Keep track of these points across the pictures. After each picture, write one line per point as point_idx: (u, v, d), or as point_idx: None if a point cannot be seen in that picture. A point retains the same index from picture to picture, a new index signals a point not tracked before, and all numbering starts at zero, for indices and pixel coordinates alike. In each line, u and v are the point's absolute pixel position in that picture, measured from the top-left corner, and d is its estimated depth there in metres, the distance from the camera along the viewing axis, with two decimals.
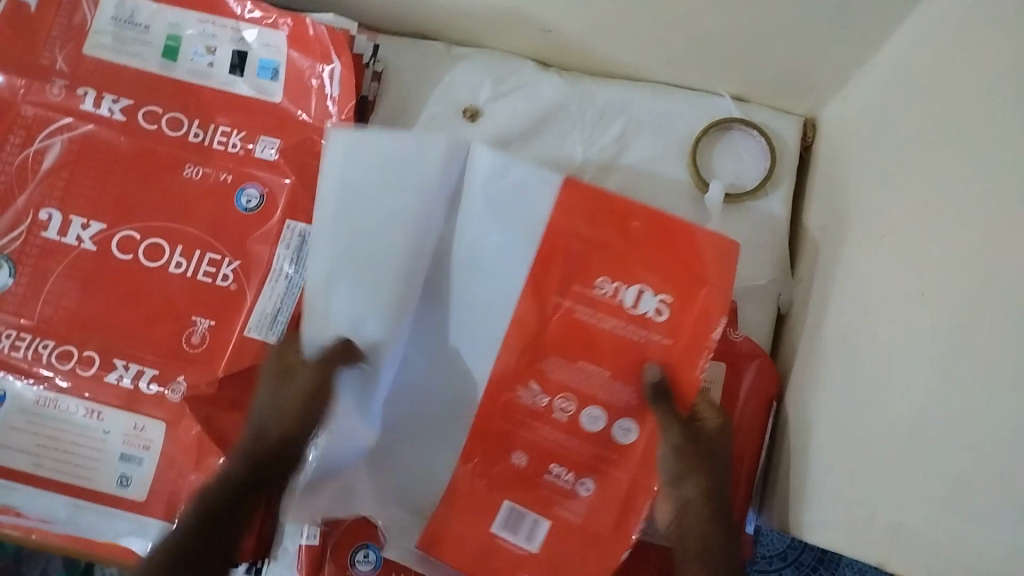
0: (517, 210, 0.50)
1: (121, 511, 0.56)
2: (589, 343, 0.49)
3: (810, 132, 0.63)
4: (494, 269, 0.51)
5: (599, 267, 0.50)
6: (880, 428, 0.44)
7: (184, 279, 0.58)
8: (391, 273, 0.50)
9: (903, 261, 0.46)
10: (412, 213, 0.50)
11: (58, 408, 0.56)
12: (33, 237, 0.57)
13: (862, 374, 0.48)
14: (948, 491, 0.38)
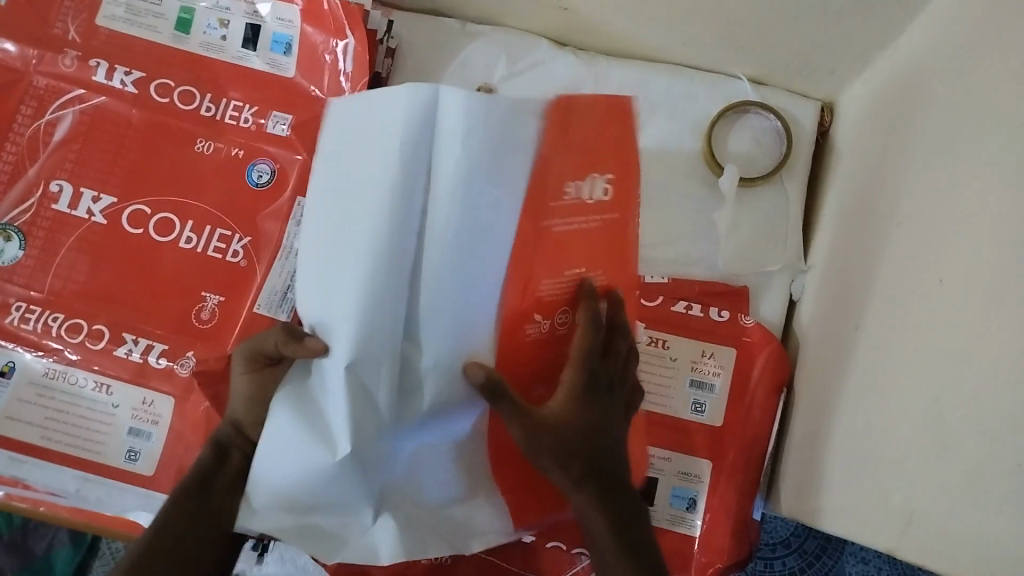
0: (506, 159, 0.40)
1: (130, 484, 0.56)
2: (571, 253, 0.43)
3: (828, 116, 0.62)
4: (490, 242, 0.40)
5: (565, 171, 0.41)
6: (894, 415, 0.44)
7: (194, 254, 0.58)
8: (365, 255, 0.39)
9: (920, 249, 0.46)
10: (388, 180, 0.39)
11: (67, 381, 0.56)
12: (44, 209, 0.57)
13: (877, 361, 0.47)
14: (958, 481, 0.38)
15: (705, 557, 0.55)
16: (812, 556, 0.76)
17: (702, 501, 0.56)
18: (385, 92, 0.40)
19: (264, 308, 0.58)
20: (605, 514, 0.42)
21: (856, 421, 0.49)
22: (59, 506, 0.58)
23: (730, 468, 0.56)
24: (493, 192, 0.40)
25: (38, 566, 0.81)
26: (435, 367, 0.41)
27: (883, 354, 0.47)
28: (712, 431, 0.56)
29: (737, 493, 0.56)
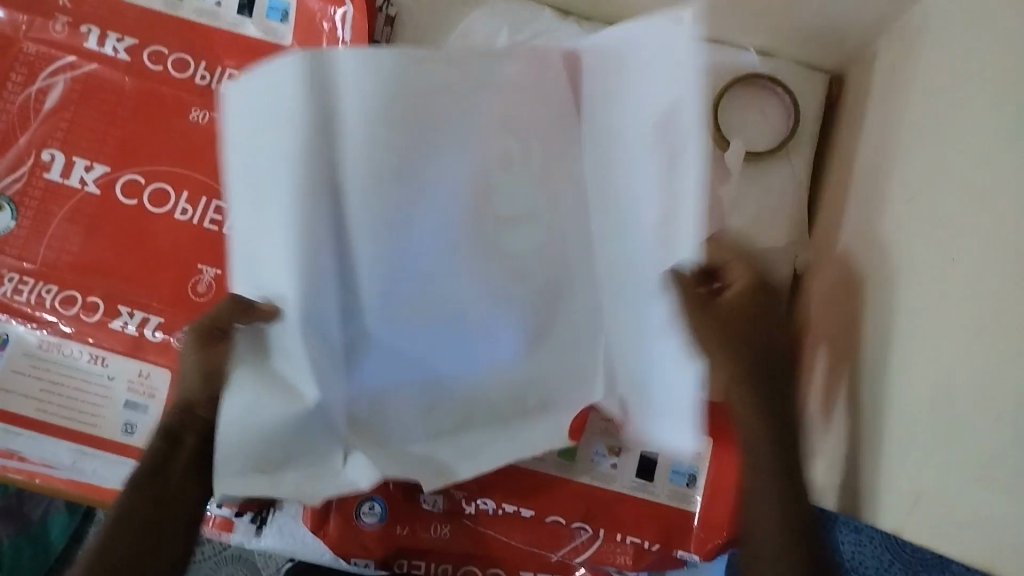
0: (418, 126, 0.46)
1: (126, 459, 0.55)
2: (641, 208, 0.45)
3: (834, 88, 0.61)
4: (418, 205, 0.46)
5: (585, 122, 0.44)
6: (900, 398, 0.43)
7: (189, 227, 0.57)
8: (286, 237, 0.44)
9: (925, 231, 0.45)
10: (295, 172, 0.44)
11: (62, 353, 0.55)
12: (36, 179, 0.56)
13: (882, 341, 0.47)
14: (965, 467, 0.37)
15: (705, 532, 0.55)
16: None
17: (702, 476, 0.56)
18: (276, 72, 0.44)
19: None
20: (778, 438, 0.44)
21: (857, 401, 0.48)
22: (54, 478, 0.56)
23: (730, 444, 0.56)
24: (385, 150, 0.45)
25: (34, 532, 0.83)
26: (377, 305, 0.47)
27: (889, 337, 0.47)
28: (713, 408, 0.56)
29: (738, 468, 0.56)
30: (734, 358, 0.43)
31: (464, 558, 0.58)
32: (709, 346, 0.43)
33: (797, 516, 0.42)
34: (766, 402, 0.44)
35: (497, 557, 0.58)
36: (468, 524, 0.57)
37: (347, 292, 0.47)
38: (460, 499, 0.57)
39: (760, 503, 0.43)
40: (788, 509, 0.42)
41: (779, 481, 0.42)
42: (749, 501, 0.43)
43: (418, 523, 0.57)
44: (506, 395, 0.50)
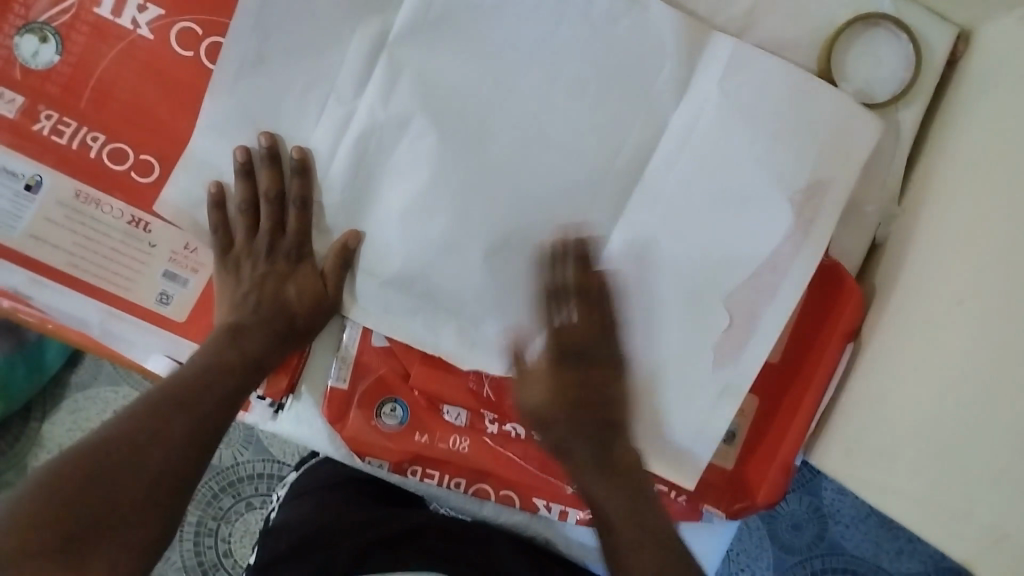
0: (433, 19, 0.53)
1: (160, 328, 0.57)
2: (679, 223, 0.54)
3: (961, 46, 0.55)
4: (441, 77, 0.54)
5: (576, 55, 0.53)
6: (988, 420, 0.41)
7: (207, 70, 0.54)
8: (295, 82, 0.54)
9: (998, 227, 0.45)
10: (314, 36, 0.53)
11: (98, 208, 0.55)
12: (86, 12, 0.54)
13: (976, 351, 0.43)
14: (1010, 488, 0.38)
15: (737, 493, 0.58)
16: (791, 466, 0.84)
17: (741, 436, 0.58)
18: None
19: (344, 179, 0.55)
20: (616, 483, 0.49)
21: (908, 401, 0.47)
22: (68, 327, 0.56)
23: (773, 410, 0.57)
24: (431, 47, 0.53)
25: (31, 354, 0.87)
26: (376, 202, 0.55)
27: (933, 329, 0.47)
28: (767, 379, 0.57)
29: (785, 432, 0.56)
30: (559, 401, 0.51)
31: (480, 475, 0.59)
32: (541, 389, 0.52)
33: (655, 528, 0.48)
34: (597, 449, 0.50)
35: (511, 480, 0.59)
36: (487, 443, 0.58)
37: (377, 195, 0.55)
38: (486, 417, 0.58)
39: (609, 479, 0.49)
40: (631, 507, 0.48)
41: (631, 494, 0.49)
42: (605, 490, 0.49)
43: (438, 432, 0.58)
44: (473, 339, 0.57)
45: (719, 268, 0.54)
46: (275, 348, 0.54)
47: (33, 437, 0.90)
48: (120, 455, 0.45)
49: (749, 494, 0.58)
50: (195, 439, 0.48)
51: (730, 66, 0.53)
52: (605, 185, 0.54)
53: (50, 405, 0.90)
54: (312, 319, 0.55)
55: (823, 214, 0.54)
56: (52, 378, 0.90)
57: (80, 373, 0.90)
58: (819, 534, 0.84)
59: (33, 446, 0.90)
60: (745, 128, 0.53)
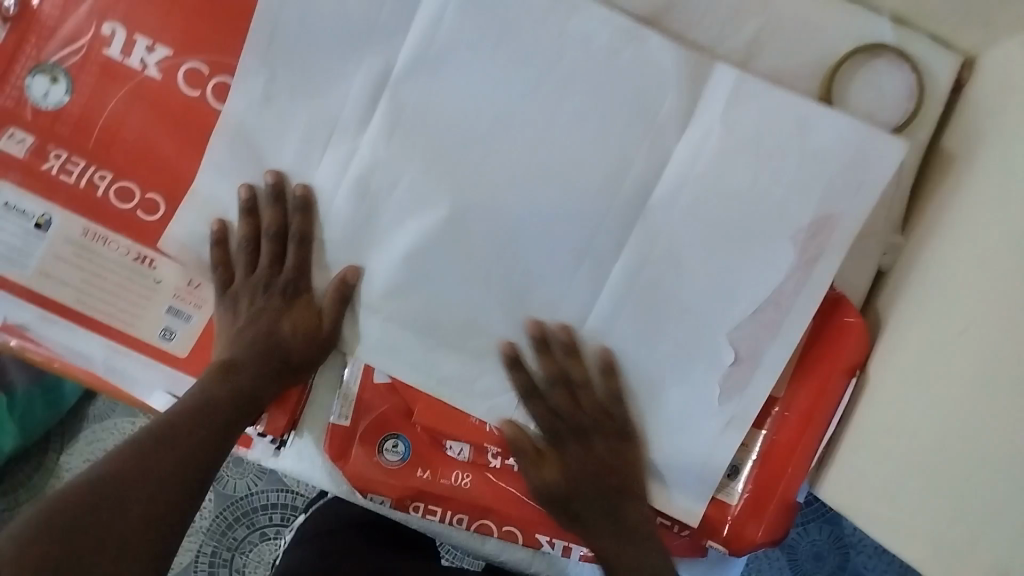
0: (434, 54, 0.53)
1: (163, 363, 0.57)
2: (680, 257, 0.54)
3: (966, 73, 0.54)
4: (442, 112, 0.54)
5: (577, 88, 0.53)
6: (992, 460, 0.40)
7: (211, 109, 0.55)
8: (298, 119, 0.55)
9: (1002, 261, 0.44)
10: (317, 73, 0.54)
11: (105, 245, 0.56)
12: (96, 53, 0.55)
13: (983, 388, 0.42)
14: (1019, 534, 0.38)
15: (739, 528, 0.56)
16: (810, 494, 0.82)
17: (745, 473, 0.56)
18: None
19: (346, 216, 0.55)
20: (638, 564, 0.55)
21: (912, 439, 0.47)
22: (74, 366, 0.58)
23: (780, 446, 0.55)
24: (432, 82, 0.54)
25: (47, 385, 0.88)
26: (377, 237, 0.55)
27: (938, 366, 0.47)
28: (777, 414, 0.56)
29: (787, 466, 0.55)
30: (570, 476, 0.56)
31: (481, 511, 0.59)
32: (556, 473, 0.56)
33: None
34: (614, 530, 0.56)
35: (513, 516, 0.58)
36: (487, 479, 0.58)
37: (379, 230, 0.55)
38: (489, 452, 0.58)
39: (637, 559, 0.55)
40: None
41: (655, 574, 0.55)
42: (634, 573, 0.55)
43: (439, 467, 0.58)
44: (476, 372, 0.56)
45: (720, 301, 0.54)
46: (270, 385, 0.55)
47: (51, 468, 0.90)
48: (115, 491, 0.46)
49: (747, 531, 0.56)
50: (184, 475, 0.49)
51: (729, 98, 0.53)
52: (606, 217, 0.54)
53: (67, 436, 0.90)
54: (308, 356, 0.55)
55: (832, 247, 0.53)
56: (70, 409, 0.91)
57: (97, 405, 0.90)
58: (840, 565, 0.82)
59: (51, 477, 0.90)
60: (744, 160, 0.53)
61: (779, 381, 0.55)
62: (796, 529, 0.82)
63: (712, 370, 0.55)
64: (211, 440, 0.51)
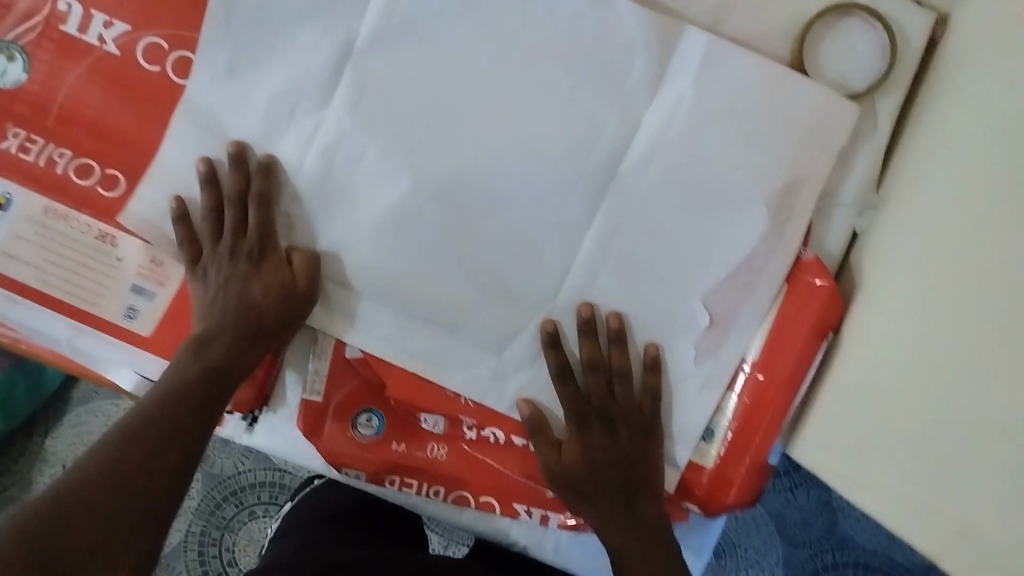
0: (398, 23, 0.52)
1: (127, 342, 0.56)
2: (652, 222, 0.54)
3: (941, 28, 0.53)
4: (407, 80, 0.53)
5: (544, 54, 0.52)
6: (964, 422, 0.41)
7: (170, 84, 0.54)
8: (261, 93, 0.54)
9: (978, 222, 0.44)
10: (280, 44, 0.53)
11: (66, 223, 0.55)
12: (53, 29, 0.54)
13: (957, 350, 0.42)
14: (991, 498, 0.38)
15: (713, 491, 0.56)
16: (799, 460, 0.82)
17: (717, 438, 0.56)
18: None
19: (313, 188, 0.55)
20: (644, 549, 0.54)
21: (883, 401, 0.47)
22: (38, 347, 0.57)
23: (753, 410, 0.55)
24: (397, 52, 0.53)
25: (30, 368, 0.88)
26: (347, 210, 0.55)
27: (911, 328, 0.47)
28: (751, 377, 0.55)
29: (758, 428, 0.55)
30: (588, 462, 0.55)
31: (458, 484, 0.59)
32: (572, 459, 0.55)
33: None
34: (625, 513, 0.55)
35: (490, 487, 0.59)
36: (463, 451, 0.59)
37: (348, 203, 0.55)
38: (464, 424, 0.58)
39: (649, 542, 0.54)
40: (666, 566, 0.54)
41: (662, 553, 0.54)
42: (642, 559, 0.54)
43: (415, 441, 0.59)
44: (450, 344, 0.56)
45: (693, 265, 0.54)
46: (249, 352, 0.55)
47: (38, 451, 0.90)
48: (102, 465, 0.46)
49: (717, 495, 0.56)
50: (170, 442, 0.49)
51: (699, 60, 0.52)
52: (577, 184, 0.54)
53: (53, 419, 0.90)
54: (279, 324, 0.55)
55: (800, 209, 0.53)
56: (53, 393, 0.90)
57: (80, 389, 0.90)
58: (829, 528, 0.82)
59: (37, 462, 0.90)
60: (715, 122, 0.52)
61: (751, 348, 0.55)
62: (784, 495, 0.82)
63: (688, 332, 0.55)
64: (193, 411, 0.51)
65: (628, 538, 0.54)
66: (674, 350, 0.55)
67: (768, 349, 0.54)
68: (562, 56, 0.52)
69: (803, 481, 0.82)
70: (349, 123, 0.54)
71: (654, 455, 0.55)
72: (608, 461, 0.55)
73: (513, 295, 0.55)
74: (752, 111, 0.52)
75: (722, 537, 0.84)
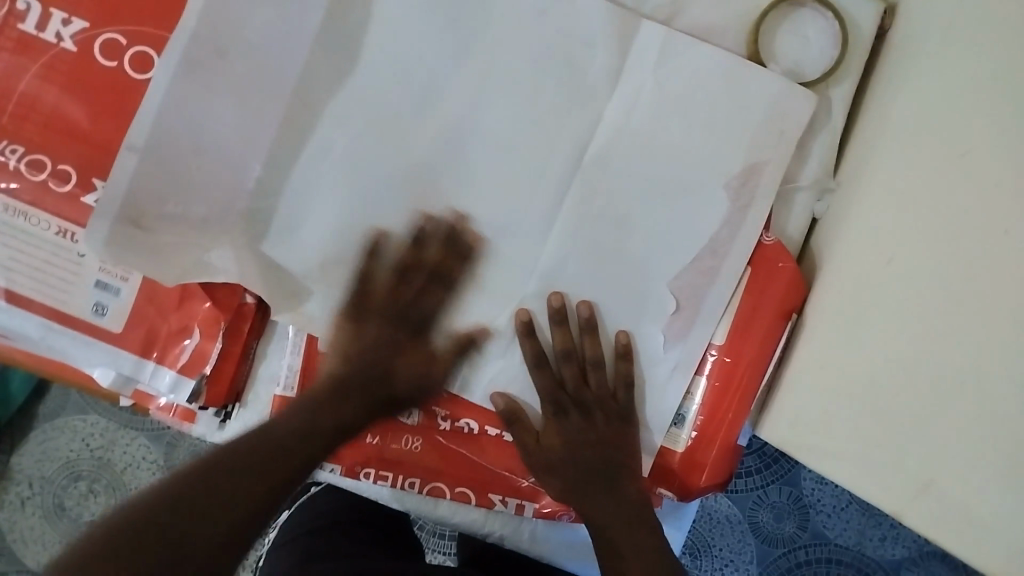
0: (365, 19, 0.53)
1: (99, 340, 0.57)
2: (620, 211, 0.54)
3: (888, 19, 0.55)
4: (375, 74, 0.54)
5: (509, 46, 0.53)
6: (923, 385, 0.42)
7: (128, 80, 0.53)
8: None
9: (930, 195, 0.46)
10: None
11: (28, 220, 0.54)
12: (11, 28, 0.53)
13: (913, 316, 0.44)
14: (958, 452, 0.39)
15: (688, 475, 0.57)
16: (770, 458, 0.83)
17: (689, 422, 0.57)
18: None
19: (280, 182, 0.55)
20: (630, 530, 0.54)
21: (845, 372, 0.48)
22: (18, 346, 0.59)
23: (723, 392, 0.56)
24: (364, 47, 0.53)
25: None
26: (316, 204, 0.55)
27: (869, 299, 0.48)
28: (719, 360, 0.56)
29: (728, 407, 0.56)
30: (566, 448, 0.56)
31: (433, 475, 0.60)
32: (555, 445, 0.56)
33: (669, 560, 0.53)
34: (609, 498, 0.55)
35: (466, 477, 0.59)
36: (446, 448, 0.59)
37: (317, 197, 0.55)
38: (438, 415, 0.58)
39: (631, 527, 0.54)
40: (651, 548, 0.53)
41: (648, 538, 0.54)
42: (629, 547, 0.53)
43: (390, 434, 0.59)
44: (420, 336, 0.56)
45: (660, 251, 0.55)
46: (384, 389, 0.55)
47: (2, 470, 0.88)
48: (220, 482, 0.46)
49: (691, 479, 0.57)
50: (288, 462, 0.50)
51: (660, 52, 0.53)
52: (545, 174, 0.54)
53: (18, 436, 0.88)
54: (413, 392, 0.56)
55: (763, 193, 0.54)
56: (19, 409, 0.88)
57: (47, 404, 0.87)
58: (802, 525, 0.83)
59: (2, 480, 0.87)
60: (679, 111, 0.53)
61: (719, 332, 0.56)
62: (756, 493, 0.83)
63: (657, 318, 0.56)
64: (298, 430, 0.51)
65: (614, 523, 0.54)
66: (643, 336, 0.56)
67: (737, 332, 0.55)
68: (528, 49, 0.53)
69: (774, 479, 0.83)
70: (318, 117, 0.54)
71: (629, 440, 0.56)
72: (589, 445, 0.55)
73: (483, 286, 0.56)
74: (715, 100, 0.53)
75: (696, 536, 0.85)
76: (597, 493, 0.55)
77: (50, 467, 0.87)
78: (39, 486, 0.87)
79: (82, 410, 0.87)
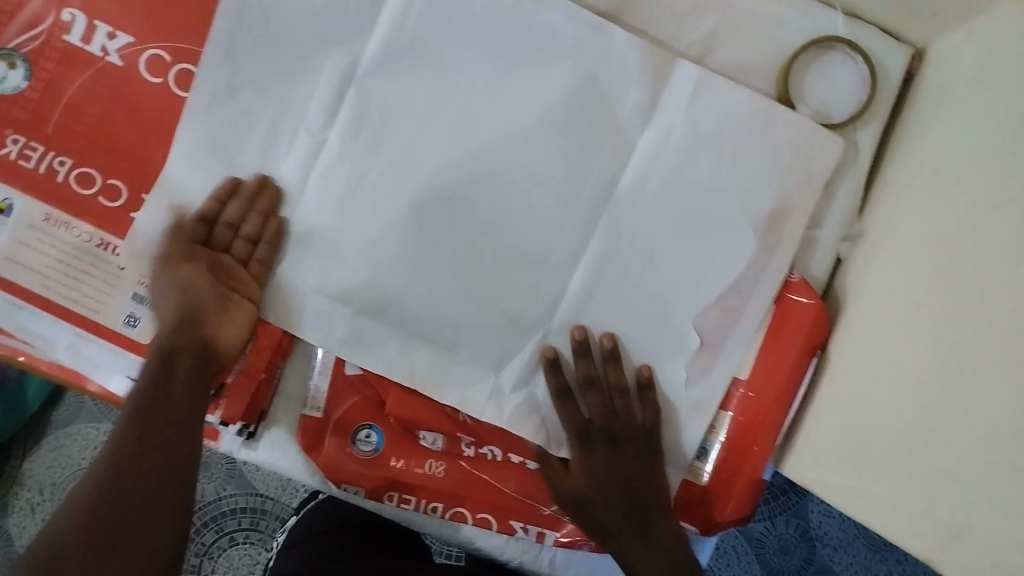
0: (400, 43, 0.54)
1: (127, 350, 0.56)
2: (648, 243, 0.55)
3: (917, 64, 0.56)
4: (407, 98, 0.54)
5: (542, 78, 0.54)
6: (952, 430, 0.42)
7: (172, 96, 0.55)
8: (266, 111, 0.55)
9: (960, 241, 0.46)
10: (284, 60, 0.54)
11: (70, 230, 0.55)
12: (55, 39, 0.55)
13: (943, 360, 0.45)
14: (984, 495, 0.39)
15: (713, 507, 0.58)
16: (778, 490, 0.84)
17: (713, 452, 0.58)
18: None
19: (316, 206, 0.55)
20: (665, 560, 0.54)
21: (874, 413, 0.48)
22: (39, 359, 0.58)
23: (745, 426, 0.57)
24: (400, 71, 0.54)
25: (11, 388, 0.85)
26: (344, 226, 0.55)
27: (896, 341, 0.49)
28: (742, 394, 0.57)
29: (752, 441, 0.57)
30: (595, 480, 0.56)
31: (455, 500, 0.59)
32: (586, 476, 0.56)
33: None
34: (640, 529, 0.55)
35: (487, 503, 0.60)
36: (470, 472, 0.59)
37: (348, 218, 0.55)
38: (462, 441, 0.59)
39: (666, 557, 0.54)
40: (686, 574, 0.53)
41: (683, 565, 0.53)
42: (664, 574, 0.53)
43: (413, 458, 0.59)
44: (445, 359, 0.57)
45: (687, 285, 0.56)
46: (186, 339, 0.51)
47: (14, 476, 0.87)
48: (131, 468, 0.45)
49: (715, 511, 0.58)
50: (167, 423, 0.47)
51: (690, 90, 0.54)
52: (576, 206, 0.55)
53: (32, 442, 0.87)
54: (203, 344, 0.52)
55: (790, 233, 0.55)
56: (33, 415, 0.87)
57: (60, 411, 0.87)
58: (807, 557, 0.83)
59: (11, 486, 0.87)
60: (708, 148, 0.54)
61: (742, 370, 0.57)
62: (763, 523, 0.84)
63: (680, 352, 0.57)
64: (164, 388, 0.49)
65: (650, 553, 0.54)
66: (665, 367, 0.57)
67: (762, 368, 0.56)
68: (562, 80, 0.54)
69: (781, 510, 0.84)
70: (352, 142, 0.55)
71: (655, 471, 0.56)
72: (618, 477, 0.55)
73: (511, 314, 0.56)
74: (742, 137, 0.54)
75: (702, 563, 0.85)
76: (628, 525, 0.55)
77: (63, 474, 0.86)
78: (49, 493, 0.86)
79: (96, 419, 0.87)
